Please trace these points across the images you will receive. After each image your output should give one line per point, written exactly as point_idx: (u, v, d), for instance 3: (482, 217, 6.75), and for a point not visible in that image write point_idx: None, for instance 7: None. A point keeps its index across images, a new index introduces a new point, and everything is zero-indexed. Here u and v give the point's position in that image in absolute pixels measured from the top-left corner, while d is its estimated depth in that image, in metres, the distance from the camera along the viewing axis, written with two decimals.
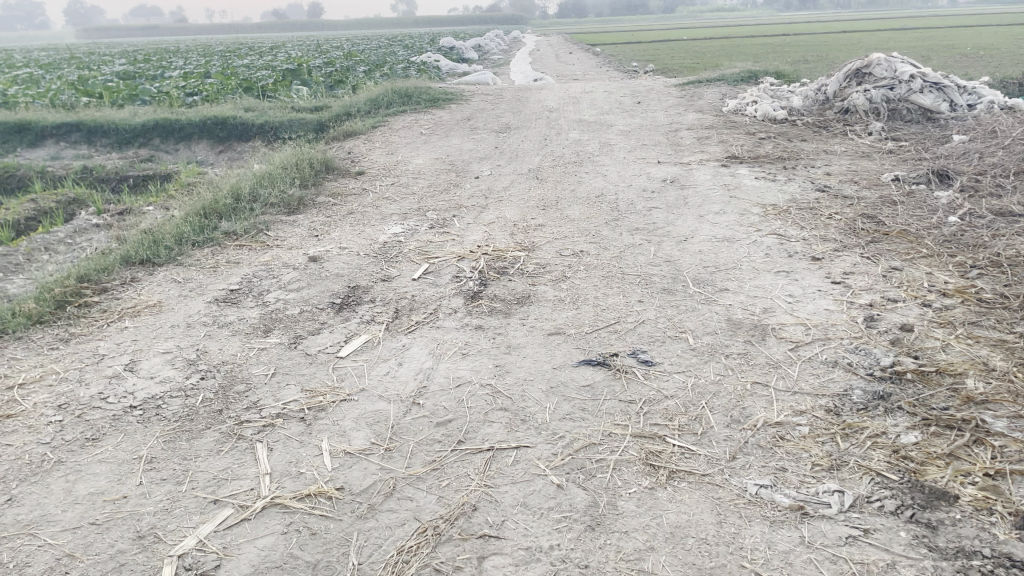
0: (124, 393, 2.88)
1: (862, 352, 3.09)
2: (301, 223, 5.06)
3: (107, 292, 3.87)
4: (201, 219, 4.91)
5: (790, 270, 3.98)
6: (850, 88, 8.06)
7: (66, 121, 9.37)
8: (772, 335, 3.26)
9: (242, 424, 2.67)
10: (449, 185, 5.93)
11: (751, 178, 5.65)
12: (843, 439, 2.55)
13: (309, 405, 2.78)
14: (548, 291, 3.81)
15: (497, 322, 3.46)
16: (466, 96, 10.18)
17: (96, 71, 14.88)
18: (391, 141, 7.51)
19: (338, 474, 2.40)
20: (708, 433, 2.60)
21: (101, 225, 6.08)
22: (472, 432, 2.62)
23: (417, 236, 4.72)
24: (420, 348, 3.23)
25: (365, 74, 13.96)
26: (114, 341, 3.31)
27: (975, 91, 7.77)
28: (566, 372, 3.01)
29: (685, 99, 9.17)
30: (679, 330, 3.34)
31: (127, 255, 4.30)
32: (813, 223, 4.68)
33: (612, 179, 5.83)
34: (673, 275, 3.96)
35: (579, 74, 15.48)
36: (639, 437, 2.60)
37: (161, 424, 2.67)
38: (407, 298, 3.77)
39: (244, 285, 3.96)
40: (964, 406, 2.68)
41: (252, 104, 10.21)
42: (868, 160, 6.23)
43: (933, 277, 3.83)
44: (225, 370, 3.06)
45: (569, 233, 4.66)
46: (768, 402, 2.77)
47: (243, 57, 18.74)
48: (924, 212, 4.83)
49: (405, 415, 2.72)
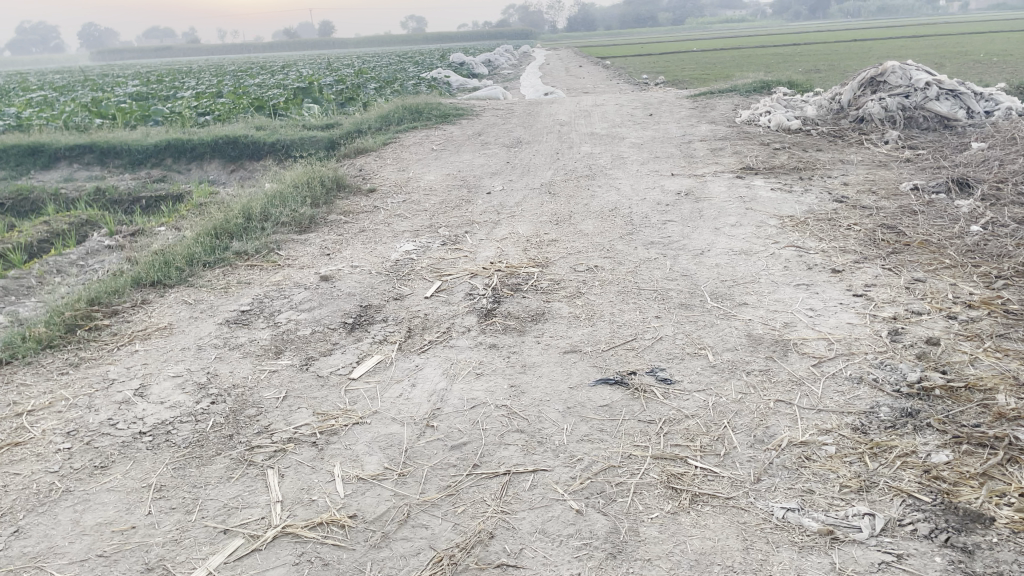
0: (134, 419, 2.83)
1: (888, 367, 3.00)
2: (313, 242, 5.02)
3: (118, 314, 3.84)
4: (212, 239, 4.88)
5: (810, 283, 3.89)
6: (865, 97, 7.97)
7: (79, 142, 9.43)
8: (794, 351, 3.18)
9: (253, 449, 2.62)
10: (461, 201, 5.90)
11: (767, 189, 5.57)
12: (871, 459, 2.47)
13: (321, 429, 2.73)
14: (563, 307, 3.74)
15: (512, 340, 3.40)
16: (477, 111, 10.17)
17: (109, 93, 15.00)
18: (402, 157, 7.49)
19: (351, 501, 2.34)
20: (731, 454, 2.53)
21: (114, 247, 6.08)
22: (488, 455, 2.55)
23: (429, 253, 4.67)
24: (434, 368, 3.17)
25: (376, 91, 14.00)
26: (123, 365, 3.27)
27: (992, 98, 7.68)
28: (583, 392, 2.93)
29: (696, 111, 9.12)
30: (697, 346, 3.27)
31: (138, 277, 4.27)
32: (832, 234, 4.60)
33: (626, 192, 5.77)
34: (690, 290, 3.89)
35: (590, 87, 15.48)
36: (660, 458, 2.52)
37: (171, 450, 2.62)
38: (420, 316, 3.72)
39: (256, 305, 3.92)
40: (996, 423, 2.58)
41: (263, 123, 10.23)
42: (886, 169, 6.14)
43: (957, 288, 3.74)
44: (236, 394, 3.00)
45: (583, 248, 4.60)
46: (792, 421, 2.69)
47: (255, 76, 18.90)
48: (945, 221, 4.74)
49: (419, 438, 2.66)
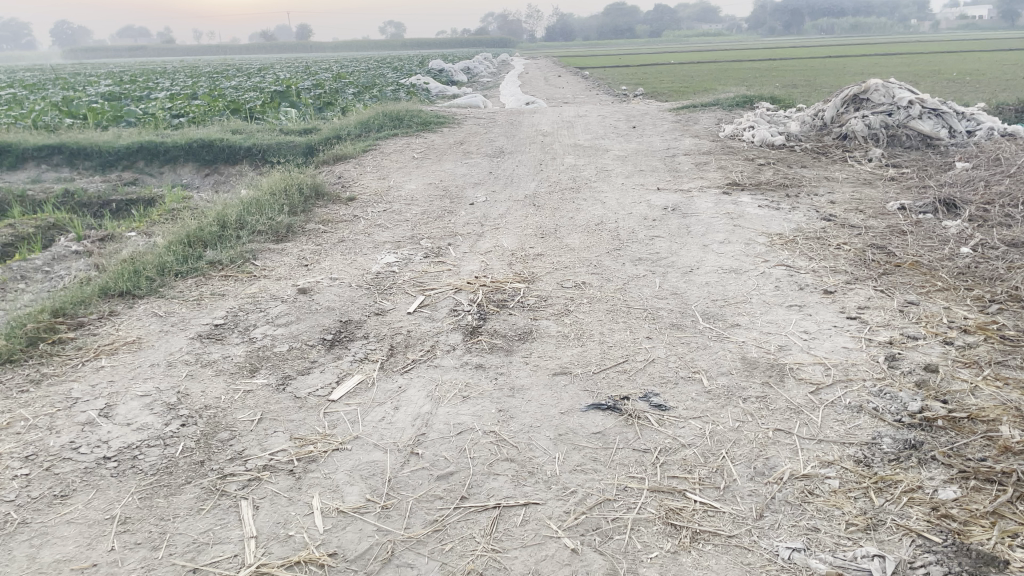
0: (98, 442, 2.66)
1: (888, 396, 2.91)
2: (290, 252, 4.85)
3: (84, 326, 3.66)
4: (185, 247, 4.70)
5: (802, 304, 3.81)
6: (848, 114, 7.96)
7: (47, 143, 9.16)
8: (790, 376, 3.08)
9: (225, 478, 2.46)
10: (443, 211, 5.76)
11: (754, 206, 5.51)
12: (877, 494, 2.37)
13: (298, 456, 2.57)
14: (551, 326, 3.62)
15: (499, 361, 3.27)
16: (458, 119, 10.05)
17: (81, 91, 14.68)
18: (383, 165, 7.34)
19: (331, 536, 2.19)
20: (731, 488, 2.42)
21: (81, 253, 5.87)
22: (476, 486, 2.42)
23: (411, 266, 4.53)
24: (418, 390, 3.03)
25: (355, 96, 13.84)
26: (88, 382, 3.09)
27: (973, 117, 7.71)
28: (575, 418, 2.81)
29: (679, 124, 9.07)
30: (691, 370, 3.16)
31: (105, 287, 4.08)
32: (822, 254, 4.53)
33: (612, 206, 5.67)
34: (681, 309, 3.79)
35: (570, 97, 15.42)
36: (657, 491, 2.41)
37: (137, 478, 2.46)
38: (402, 333, 3.57)
39: (229, 319, 3.75)
40: (1002, 457, 2.50)
41: (239, 127, 10.04)
42: (872, 187, 6.09)
43: (952, 312, 3.67)
44: (208, 416, 2.84)
45: (570, 263, 4.48)
46: (793, 452, 2.58)
47: (231, 79, 18.70)
48: (935, 241, 4.69)
49: (402, 467, 2.51)
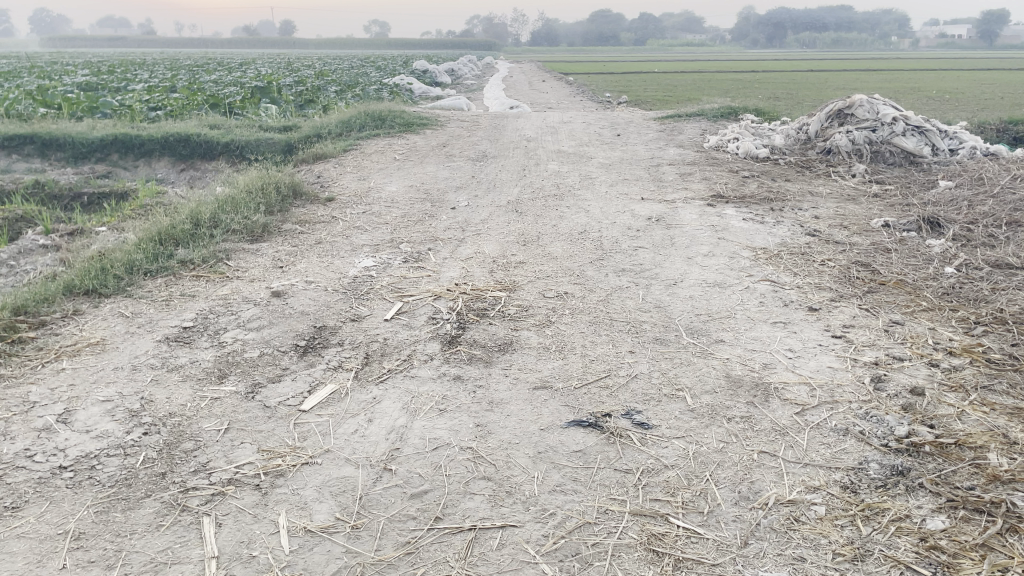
0: (54, 450, 2.53)
1: (875, 419, 2.84)
2: (265, 253, 4.72)
3: (46, 325, 3.51)
4: (156, 245, 4.55)
5: (787, 321, 3.75)
6: (832, 129, 7.94)
7: (19, 132, 8.95)
8: (775, 397, 3.01)
9: (187, 492, 2.34)
10: (424, 215, 5.65)
11: (738, 219, 5.46)
12: (863, 522, 2.30)
13: (266, 469, 2.46)
14: (532, 337, 3.53)
15: (478, 373, 3.17)
16: (441, 121, 9.94)
17: (58, 81, 14.42)
18: (364, 166, 7.22)
19: (297, 558, 2.08)
20: (715, 513, 2.35)
21: (49, 247, 5.70)
22: (451, 506, 2.32)
23: (390, 270, 4.42)
24: (393, 402, 2.93)
25: (337, 94, 13.71)
26: (47, 386, 2.95)
27: (956, 136, 7.74)
28: (555, 435, 2.72)
29: (664, 133, 9.03)
30: (675, 387, 3.08)
31: (70, 284, 3.94)
32: (806, 269, 4.48)
33: (595, 214, 5.61)
34: (664, 323, 3.71)
35: (553, 103, 15.36)
36: (639, 515, 2.33)
37: (94, 490, 2.33)
38: (378, 341, 3.46)
39: (199, 322, 3.62)
40: (991, 486, 2.45)
41: (218, 122, 9.86)
42: (855, 204, 6.07)
43: (937, 333, 3.63)
44: (172, 424, 2.72)
45: (552, 272, 4.40)
46: (778, 476, 2.51)
47: (212, 72, 18.50)
48: (919, 260, 4.66)
49: (374, 484, 2.40)
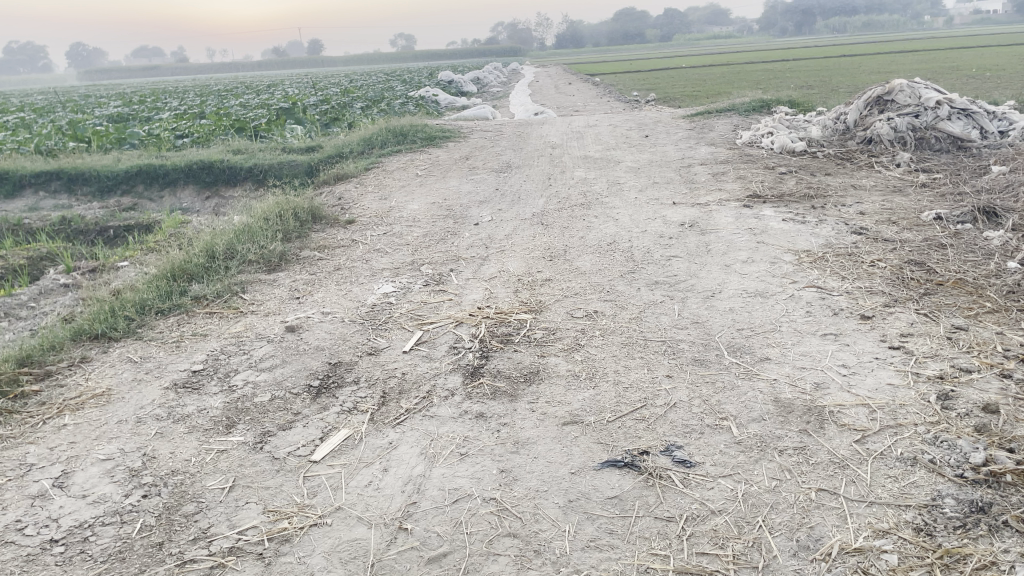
0: (47, 520, 2.35)
1: (946, 445, 2.54)
2: (282, 284, 4.55)
3: (52, 376, 3.37)
4: (168, 281, 4.39)
5: (838, 333, 3.44)
6: (872, 117, 7.56)
7: (45, 169, 8.93)
8: (831, 422, 2.72)
9: (184, 566, 2.14)
10: (447, 234, 5.43)
11: (778, 219, 5.15)
12: (944, 573, 2.01)
13: (270, 535, 2.26)
14: (561, 364, 3.29)
15: (502, 409, 2.93)
16: (464, 132, 9.74)
17: (88, 114, 14.53)
18: (385, 184, 7.04)
19: None
20: (771, 568, 2.07)
21: (71, 286, 5.60)
22: (472, 571, 2.09)
23: (410, 296, 4.21)
24: (410, 447, 2.70)
25: (363, 110, 13.61)
26: (46, 445, 2.78)
27: (1005, 116, 7.32)
28: (589, 479, 2.47)
29: (694, 132, 8.71)
30: (719, 417, 2.80)
31: (79, 329, 3.78)
32: (855, 272, 4.16)
33: (625, 222, 5.34)
34: (703, 342, 3.43)
35: (580, 106, 15.08)
36: (684, 573, 2.06)
37: (84, 567, 2.14)
38: (396, 376, 3.24)
39: (209, 364, 3.44)
40: None
41: (242, 146, 9.78)
42: (903, 195, 5.71)
43: (1006, 338, 3.29)
44: (174, 484, 2.53)
45: (580, 289, 4.15)
46: (841, 519, 2.23)
47: (240, 96, 18.60)
48: (978, 255, 4.31)
49: (388, 548, 2.18)
